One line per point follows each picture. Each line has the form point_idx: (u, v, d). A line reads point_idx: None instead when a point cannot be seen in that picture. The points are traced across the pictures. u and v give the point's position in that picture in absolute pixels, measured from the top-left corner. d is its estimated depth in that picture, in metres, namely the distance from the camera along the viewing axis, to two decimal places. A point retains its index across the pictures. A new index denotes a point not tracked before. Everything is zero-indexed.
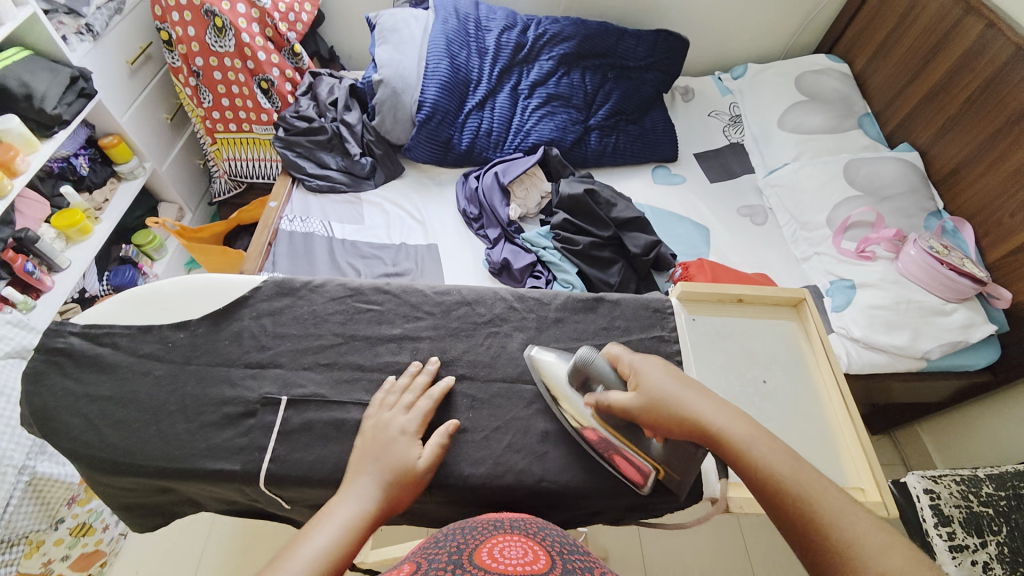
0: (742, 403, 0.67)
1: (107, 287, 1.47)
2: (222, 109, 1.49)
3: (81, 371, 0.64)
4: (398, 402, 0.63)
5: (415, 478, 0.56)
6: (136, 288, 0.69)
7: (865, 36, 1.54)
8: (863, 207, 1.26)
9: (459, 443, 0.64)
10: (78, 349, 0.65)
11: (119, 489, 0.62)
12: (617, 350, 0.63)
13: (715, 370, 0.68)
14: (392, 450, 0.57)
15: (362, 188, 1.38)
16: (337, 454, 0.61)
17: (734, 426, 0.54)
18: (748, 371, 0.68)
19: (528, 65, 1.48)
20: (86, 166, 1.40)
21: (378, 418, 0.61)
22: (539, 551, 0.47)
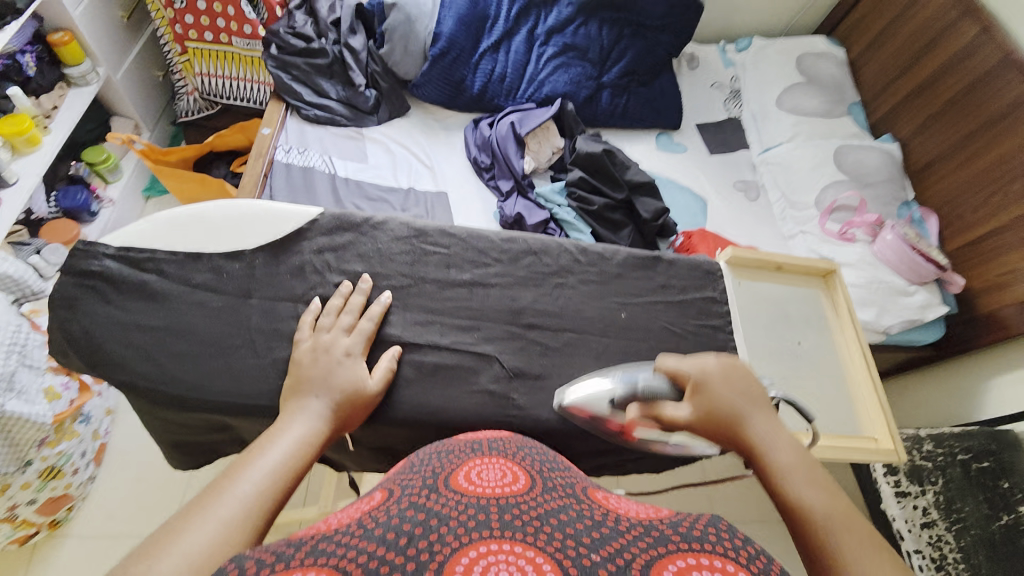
0: (780, 363, 0.73)
1: (57, 211, 1.31)
2: (197, 14, 1.29)
3: (125, 299, 0.59)
4: (335, 325, 0.59)
5: (365, 399, 0.55)
6: (177, 210, 0.63)
7: (863, 25, 1.60)
8: (849, 191, 1.36)
9: (537, 389, 0.63)
10: (116, 274, 0.59)
11: (176, 422, 0.59)
12: (675, 363, 0.56)
13: (758, 332, 0.74)
14: (337, 374, 0.54)
15: (364, 124, 1.28)
16: (418, 395, 0.60)
17: (780, 452, 0.49)
18: (784, 335, 0.75)
19: (546, 9, 1.40)
20: (33, 66, 1.21)
21: (316, 341, 0.57)
22: (517, 471, 0.49)
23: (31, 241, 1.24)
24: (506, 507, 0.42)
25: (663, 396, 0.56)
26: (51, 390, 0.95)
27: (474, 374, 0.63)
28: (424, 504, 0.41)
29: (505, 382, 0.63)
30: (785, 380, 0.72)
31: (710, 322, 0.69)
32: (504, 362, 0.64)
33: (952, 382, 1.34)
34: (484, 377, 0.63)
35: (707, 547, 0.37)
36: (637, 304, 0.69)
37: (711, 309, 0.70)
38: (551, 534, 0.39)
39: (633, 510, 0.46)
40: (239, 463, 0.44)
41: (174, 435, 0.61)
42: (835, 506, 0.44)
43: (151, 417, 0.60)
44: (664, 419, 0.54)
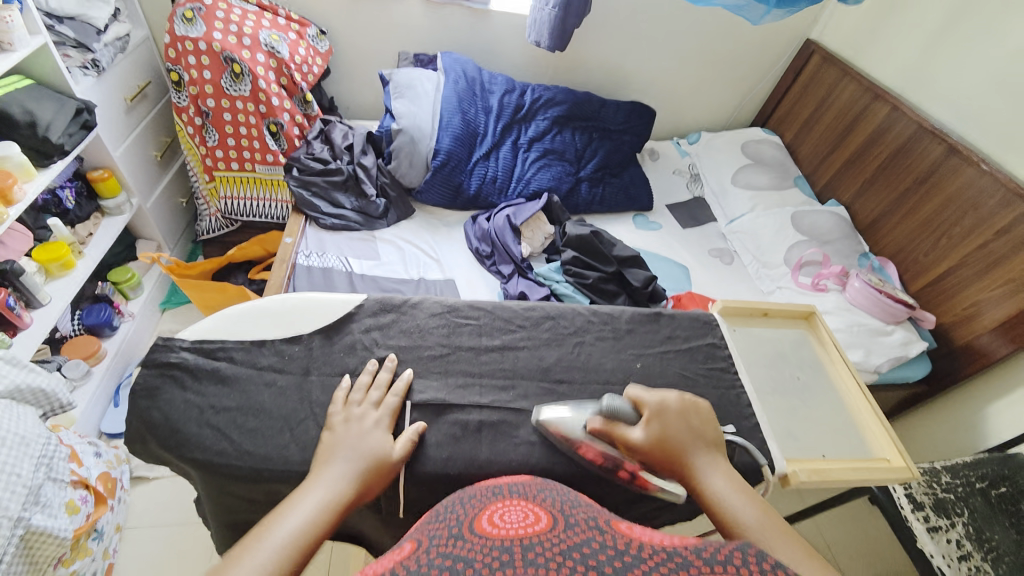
0: (787, 397, 0.80)
1: (79, 328, 1.37)
2: (226, 148, 1.49)
3: (201, 384, 0.64)
4: (365, 399, 0.63)
5: (387, 468, 0.56)
6: (241, 305, 0.72)
7: (791, 115, 1.92)
8: (811, 249, 1.52)
9: None
10: (192, 363, 0.65)
11: (243, 500, 0.62)
12: (637, 390, 0.65)
13: (759, 369, 0.82)
14: (367, 441, 0.57)
15: (376, 227, 1.44)
16: (471, 451, 0.64)
17: (716, 480, 0.58)
18: (786, 371, 0.83)
19: (526, 123, 1.66)
20: (72, 199, 1.35)
21: (347, 413, 0.60)
22: (539, 512, 0.49)
23: (53, 358, 1.29)
24: (530, 544, 0.42)
25: (623, 415, 0.62)
26: (72, 503, 0.97)
27: (518, 428, 0.67)
28: (452, 551, 0.42)
29: (545, 433, 0.67)
30: (794, 412, 0.78)
31: (717, 364, 0.78)
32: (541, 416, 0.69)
33: (951, 417, 1.39)
34: (526, 430, 0.67)
35: (733, 570, 0.38)
36: (650, 354, 0.77)
37: (712, 354, 0.79)
38: (575, 567, 0.39)
39: (658, 537, 0.46)
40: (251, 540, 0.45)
41: (238, 515, 0.64)
42: (765, 523, 0.54)
43: (218, 498, 0.64)
44: (619, 436, 0.61)
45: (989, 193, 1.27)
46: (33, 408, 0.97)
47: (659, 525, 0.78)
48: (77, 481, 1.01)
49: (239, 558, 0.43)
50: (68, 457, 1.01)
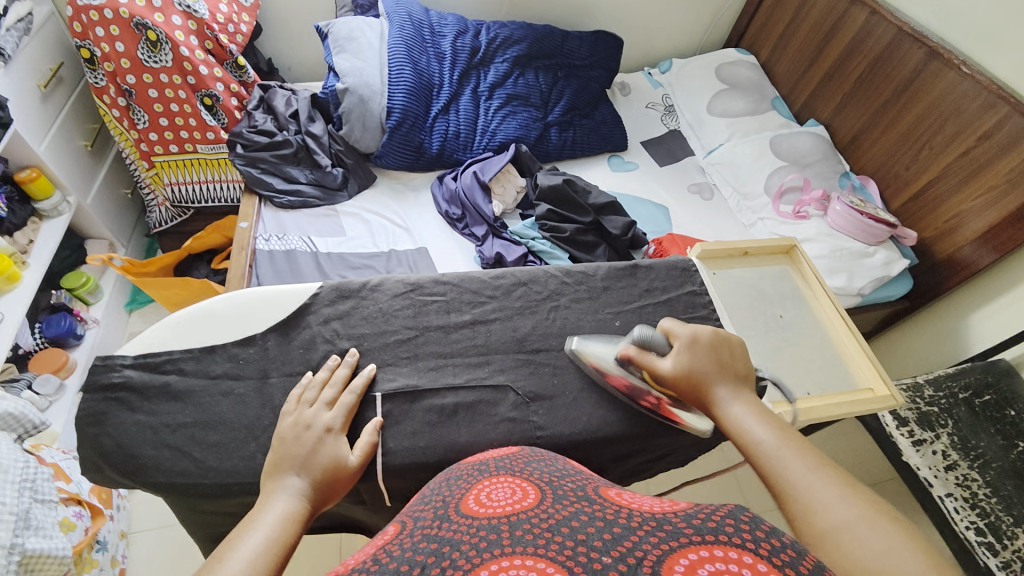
0: (771, 337, 0.79)
1: (43, 341, 1.31)
2: (160, 129, 1.36)
3: (151, 403, 0.61)
4: (318, 399, 0.59)
5: (344, 475, 0.54)
6: (185, 310, 0.66)
7: (766, 30, 1.80)
8: (792, 174, 1.47)
9: (553, 408, 0.66)
10: (138, 381, 0.61)
11: (219, 512, 0.60)
12: (672, 323, 0.65)
13: (743, 312, 0.80)
14: (318, 453, 0.53)
15: (336, 200, 1.35)
16: (449, 436, 0.62)
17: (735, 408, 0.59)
18: (769, 311, 0.81)
19: (484, 68, 1.53)
20: (4, 206, 1.23)
21: (299, 415, 0.57)
22: (527, 487, 0.47)
23: (20, 377, 1.23)
24: (518, 521, 0.40)
25: (656, 346, 0.64)
26: (65, 520, 0.96)
27: (496, 405, 0.65)
28: (437, 533, 0.39)
29: (524, 407, 0.66)
30: (779, 351, 0.77)
31: (698, 313, 0.75)
32: (519, 389, 0.67)
33: (931, 329, 1.42)
34: (505, 407, 0.65)
35: (726, 540, 0.36)
36: (628, 312, 0.74)
37: (692, 303, 0.76)
38: (563, 542, 0.37)
39: (647, 503, 0.44)
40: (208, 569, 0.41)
41: (217, 526, 0.62)
42: (782, 443, 0.55)
43: (192, 514, 0.61)
44: (647, 364, 0.63)
45: (970, 97, 1.22)
46: (5, 433, 0.93)
47: (647, 476, 0.78)
48: (68, 497, 0.99)
49: None
50: (53, 476, 0.98)
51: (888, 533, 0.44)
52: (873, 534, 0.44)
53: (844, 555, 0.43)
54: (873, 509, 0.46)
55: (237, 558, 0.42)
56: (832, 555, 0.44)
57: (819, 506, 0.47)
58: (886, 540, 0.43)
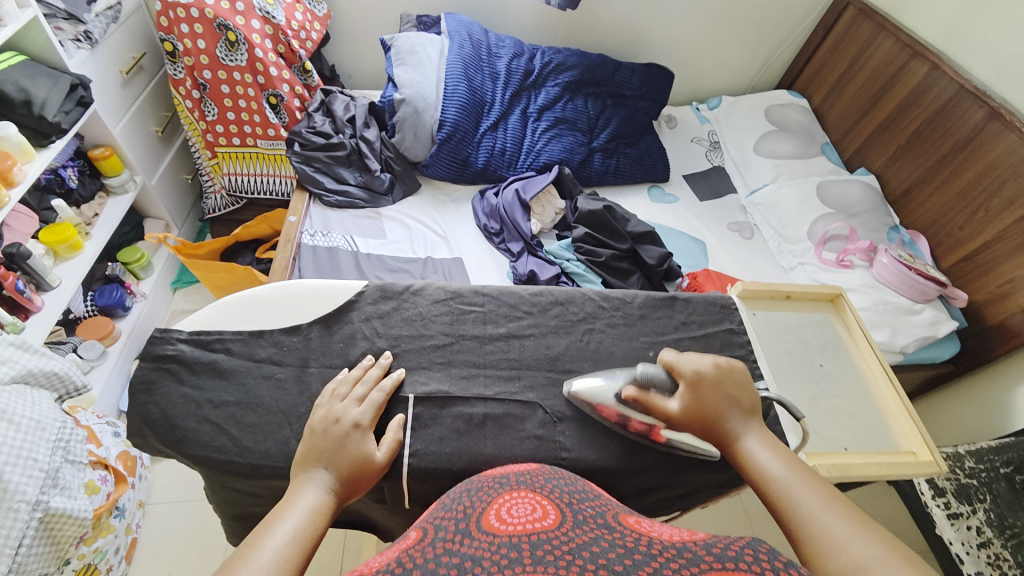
0: (808, 386, 0.77)
1: (93, 308, 1.38)
2: (226, 122, 1.44)
3: (198, 378, 0.63)
4: (349, 394, 0.60)
5: (370, 470, 0.54)
6: (239, 293, 0.70)
7: (821, 75, 1.78)
8: (837, 222, 1.44)
9: (580, 431, 0.66)
10: (188, 356, 0.64)
11: (245, 493, 0.61)
12: (673, 357, 0.63)
13: (782, 357, 0.78)
14: (346, 447, 0.54)
15: (381, 204, 1.40)
16: (474, 446, 0.63)
17: (753, 445, 0.59)
18: (808, 358, 0.79)
19: (535, 90, 1.57)
20: (75, 178, 1.34)
21: (329, 408, 0.58)
22: (548, 507, 0.47)
23: (68, 340, 1.31)
24: (540, 542, 0.40)
25: (658, 383, 0.62)
26: (91, 484, 1.00)
27: (524, 422, 0.65)
28: (458, 548, 0.39)
29: (551, 426, 0.66)
30: (815, 402, 0.75)
31: (735, 353, 0.74)
32: (548, 408, 0.67)
33: (979, 398, 1.34)
34: (532, 424, 0.65)
35: (744, 566, 0.34)
36: (663, 343, 0.73)
37: (729, 341, 0.75)
38: (585, 565, 0.36)
39: (667, 532, 0.44)
40: (241, 556, 0.43)
41: (240, 507, 0.63)
42: (797, 479, 0.55)
43: (221, 492, 0.63)
44: (654, 405, 0.61)
45: None
46: (48, 391, 0.98)
47: (667, 514, 0.76)
48: (96, 461, 1.04)
49: (231, 569, 0.41)
50: (86, 439, 1.03)
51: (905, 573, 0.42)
52: (888, 574, 0.43)
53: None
54: (891, 549, 0.45)
55: (268, 548, 0.44)
56: None
57: (834, 546, 0.47)
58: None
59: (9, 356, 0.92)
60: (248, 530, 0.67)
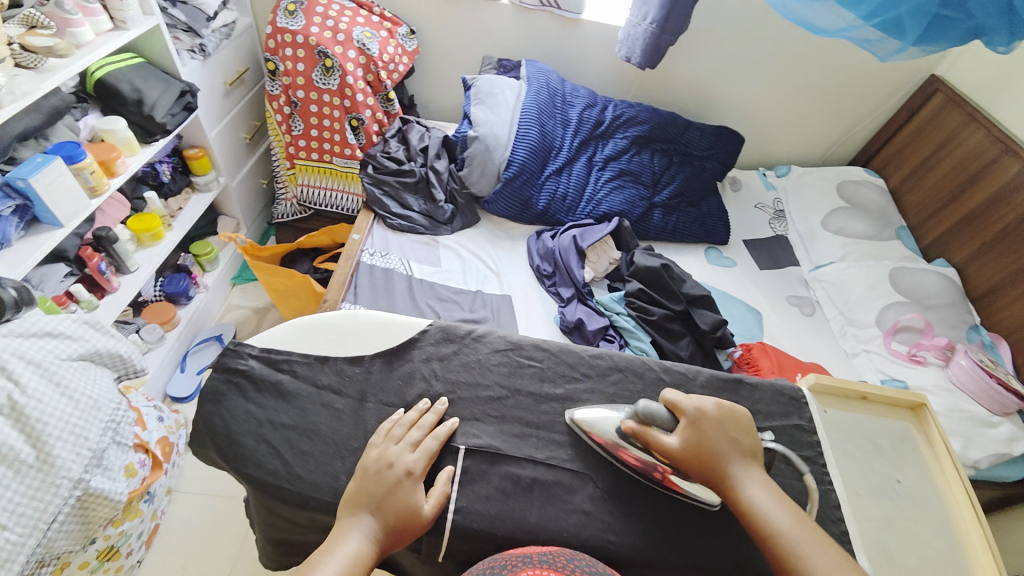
0: (881, 503, 0.70)
1: (159, 294, 1.47)
2: (309, 138, 1.53)
3: (261, 396, 0.65)
4: (404, 438, 0.60)
5: (416, 523, 0.53)
6: (311, 316, 0.72)
7: (900, 157, 1.72)
8: (910, 313, 1.36)
9: (631, 514, 0.63)
10: (256, 372, 0.66)
11: (286, 521, 0.61)
12: (675, 394, 0.63)
13: (854, 465, 0.72)
14: (395, 495, 0.53)
15: (440, 232, 1.43)
16: (519, 511, 0.61)
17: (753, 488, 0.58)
18: (883, 472, 0.73)
19: (604, 140, 1.59)
20: (168, 173, 1.45)
21: (384, 450, 0.57)
22: None
23: (134, 321, 1.39)
24: None
25: (660, 420, 0.62)
26: (131, 467, 1.03)
27: (571, 494, 0.63)
28: None
29: (601, 503, 0.63)
30: (890, 523, 0.69)
31: (802, 453, 0.69)
32: (600, 483, 0.64)
33: None
34: (581, 497, 0.63)
35: None
36: None
37: (798, 439, 0.70)
38: None
39: None
40: None
41: (278, 533, 0.63)
42: (799, 528, 0.56)
43: (264, 515, 0.63)
44: (654, 441, 0.60)
45: None
46: (109, 371, 1.03)
47: None
48: (138, 444, 1.08)
49: None
50: (135, 421, 1.08)
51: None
52: None
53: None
54: None
55: None
56: None
57: None
58: None
59: (81, 334, 0.98)
60: (281, 555, 0.67)
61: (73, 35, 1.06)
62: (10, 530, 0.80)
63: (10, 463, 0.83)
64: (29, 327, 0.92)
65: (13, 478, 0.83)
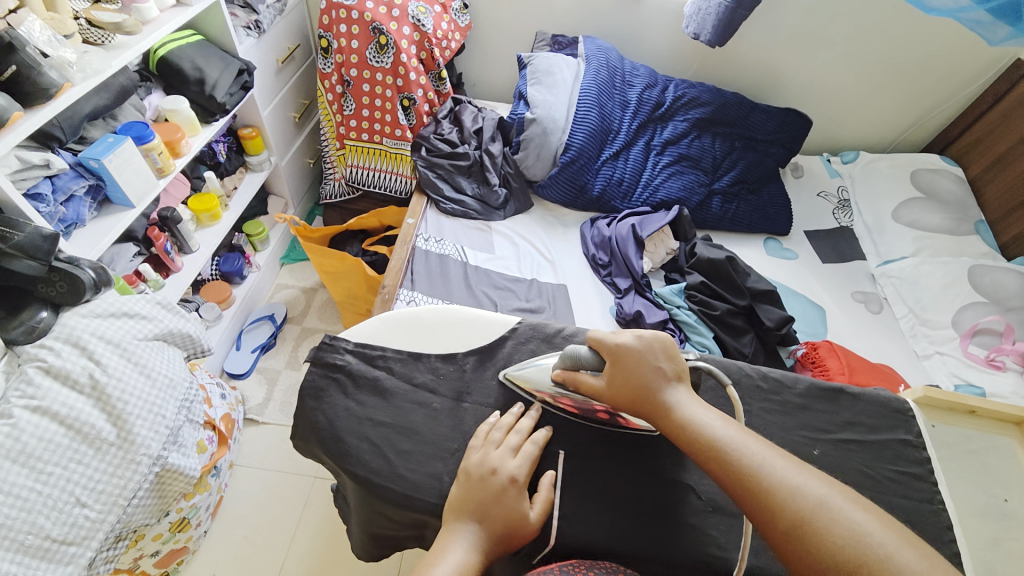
0: (988, 523, 0.70)
1: (216, 273, 1.50)
2: (360, 119, 1.51)
3: (360, 393, 0.68)
4: (503, 442, 0.62)
5: (523, 530, 0.55)
6: (399, 311, 0.76)
7: (983, 144, 1.58)
8: (991, 315, 1.28)
9: (731, 525, 0.64)
10: (354, 368, 0.70)
11: (388, 515, 0.64)
12: (597, 333, 0.65)
13: (960, 480, 0.72)
14: (500, 502, 0.55)
15: (492, 218, 1.40)
16: (623, 522, 0.63)
17: (683, 408, 0.59)
18: (990, 490, 0.72)
19: (662, 123, 1.52)
20: (224, 153, 1.45)
21: (485, 454, 0.60)
22: None
23: (193, 299, 1.42)
24: None
25: (585, 362, 0.65)
26: (201, 443, 1.07)
27: (679, 508, 0.65)
28: None
29: (704, 515, 0.65)
30: (997, 544, 0.68)
31: (910, 469, 0.68)
32: (702, 494, 0.66)
33: None
34: (683, 508, 0.65)
35: None
36: (826, 442, 0.68)
37: (905, 453, 0.69)
38: None
39: None
40: None
41: (379, 526, 0.66)
42: (730, 430, 0.56)
43: (364, 508, 0.66)
44: (583, 382, 0.64)
45: None
46: (179, 350, 1.05)
47: None
48: (207, 422, 1.12)
49: None
50: (204, 399, 1.11)
51: (853, 505, 0.48)
52: (842, 508, 0.48)
53: (824, 535, 0.46)
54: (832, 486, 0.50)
55: None
56: (813, 542, 0.46)
57: (789, 494, 0.49)
58: (855, 517, 0.47)
59: (155, 314, 1.00)
60: (379, 545, 0.70)
61: (140, 11, 1.05)
62: (90, 507, 0.83)
63: (91, 441, 0.85)
64: (106, 308, 0.94)
65: (94, 456, 0.85)
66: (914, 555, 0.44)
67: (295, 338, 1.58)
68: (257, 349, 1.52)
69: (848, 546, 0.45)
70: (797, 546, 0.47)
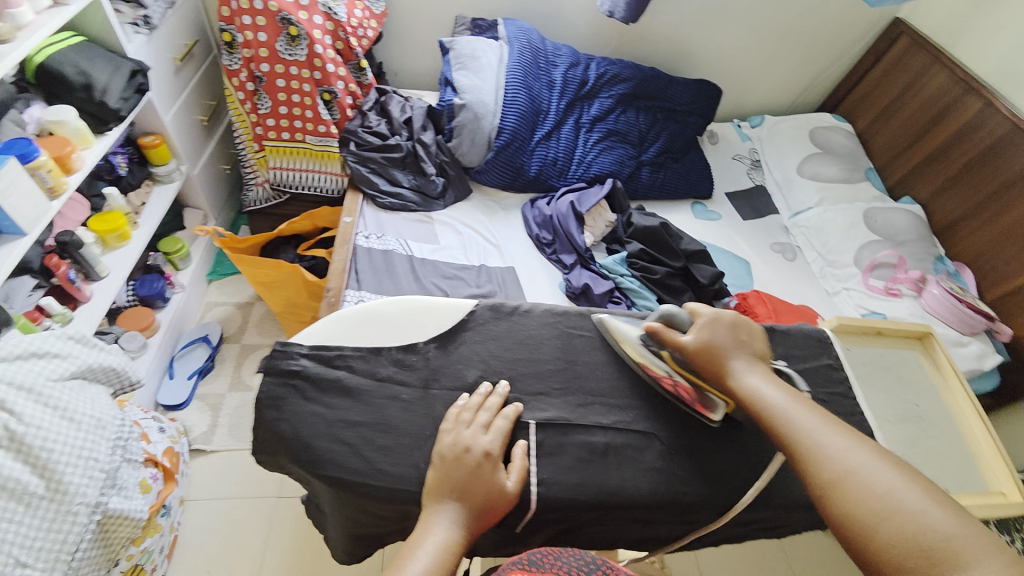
0: (908, 425, 0.86)
1: (134, 299, 1.36)
2: (278, 117, 1.41)
3: (326, 396, 0.67)
4: (474, 421, 0.64)
5: (502, 500, 0.58)
6: (351, 308, 0.75)
7: (867, 101, 1.78)
8: (885, 251, 1.46)
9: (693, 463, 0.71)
10: (313, 371, 0.68)
11: (371, 513, 0.64)
12: (696, 303, 0.71)
13: (883, 395, 0.87)
14: (478, 478, 0.57)
15: (432, 208, 1.39)
16: (600, 476, 0.67)
17: (748, 377, 0.65)
18: (907, 399, 0.88)
19: (589, 101, 1.57)
20: (124, 166, 1.32)
21: (457, 434, 0.62)
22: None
23: (110, 329, 1.29)
24: None
25: (679, 323, 0.70)
26: (144, 482, 0.99)
27: (645, 456, 0.70)
28: None
29: (670, 458, 0.70)
30: (917, 442, 0.84)
31: (835, 389, 0.78)
32: (666, 440, 0.71)
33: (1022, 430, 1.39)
34: (650, 456, 0.70)
35: None
36: None
37: (829, 376, 0.79)
38: None
39: None
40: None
41: (363, 524, 0.66)
42: (791, 402, 0.62)
43: (344, 510, 0.65)
44: (671, 340, 0.69)
45: None
46: (105, 386, 0.95)
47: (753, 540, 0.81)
48: (148, 459, 1.03)
49: None
50: (141, 436, 1.03)
51: (888, 468, 0.54)
52: (876, 475, 0.53)
53: (859, 496, 0.52)
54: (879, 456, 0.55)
55: None
56: (840, 497, 0.53)
57: (828, 457, 0.56)
58: (892, 483, 0.52)
59: (70, 351, 0.90)
60: (364, 544, 0.70)
61: (13, 16, 0.91)
62: (31, 567, 0.76)
63: (18, 497, 0.76)
64: (12, 350, 0.84)
65: (25, 512, 0.77)
66: (939, 514, 0.49)
67: (236, 357, 1.49)
68: (194, 375, 1.41)
69: (881, 502, 0.51)
70: (831, 498, 0.54)
